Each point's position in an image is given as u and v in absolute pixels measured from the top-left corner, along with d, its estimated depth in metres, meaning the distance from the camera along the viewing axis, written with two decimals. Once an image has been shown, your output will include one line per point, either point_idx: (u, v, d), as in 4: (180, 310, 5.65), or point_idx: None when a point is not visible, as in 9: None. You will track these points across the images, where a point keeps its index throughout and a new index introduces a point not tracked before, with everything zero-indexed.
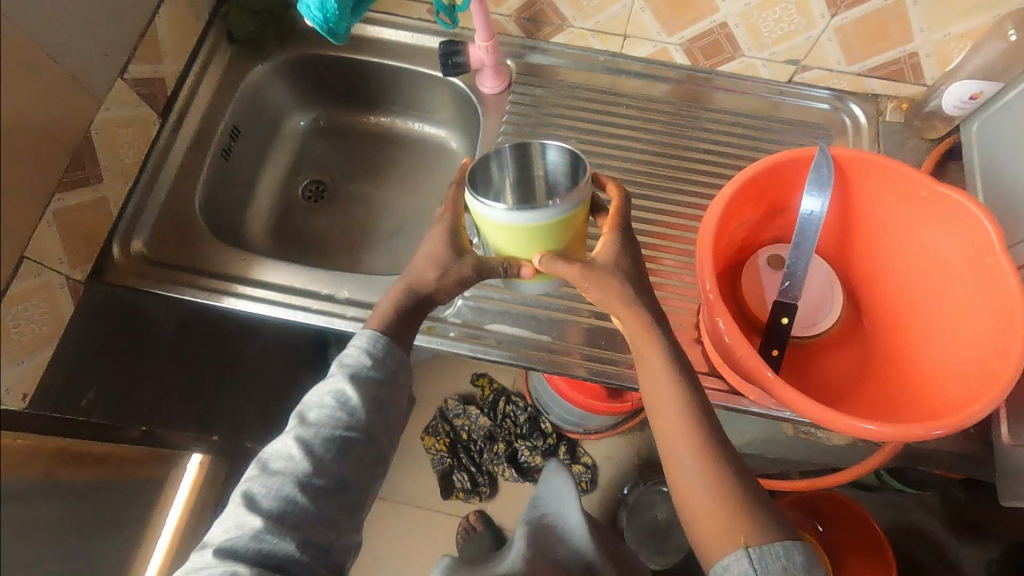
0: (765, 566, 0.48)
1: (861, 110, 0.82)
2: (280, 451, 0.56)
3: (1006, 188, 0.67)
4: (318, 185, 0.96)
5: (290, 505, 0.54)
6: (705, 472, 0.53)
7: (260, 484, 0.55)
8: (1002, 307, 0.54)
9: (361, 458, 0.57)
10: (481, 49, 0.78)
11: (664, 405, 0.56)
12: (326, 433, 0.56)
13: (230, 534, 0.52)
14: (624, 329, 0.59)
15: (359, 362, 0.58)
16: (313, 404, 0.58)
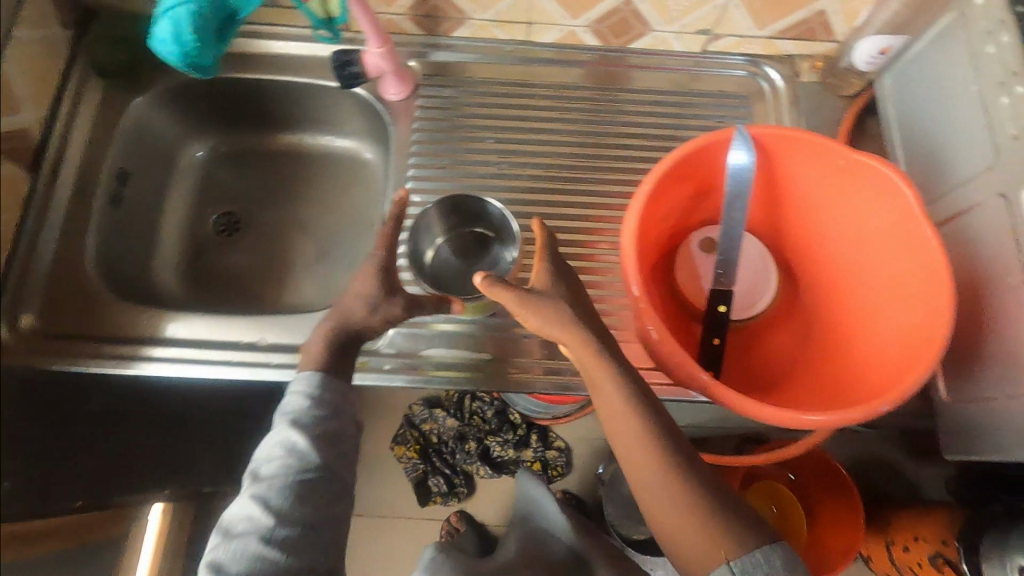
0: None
1: (777, 72, 0.80)
2: (239, 513, 0.57)
3: (925, 145, 0.66)
4: (229, 218, 0.90)
5: (258, 558, 0.54)
6: (669, 491, 0.53)
7: (224, 549, 0.55)
8: (926, 273, 0.55)
9: (318, 500, 0.58)
10: (376, 55, 0.72)
11: (621, 426, 0.55)
12: (278, 486, 0.57)
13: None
14: (570, 354, 0.56)
15: (299, 408, 0.59)
16: (264, 460, 0.59)
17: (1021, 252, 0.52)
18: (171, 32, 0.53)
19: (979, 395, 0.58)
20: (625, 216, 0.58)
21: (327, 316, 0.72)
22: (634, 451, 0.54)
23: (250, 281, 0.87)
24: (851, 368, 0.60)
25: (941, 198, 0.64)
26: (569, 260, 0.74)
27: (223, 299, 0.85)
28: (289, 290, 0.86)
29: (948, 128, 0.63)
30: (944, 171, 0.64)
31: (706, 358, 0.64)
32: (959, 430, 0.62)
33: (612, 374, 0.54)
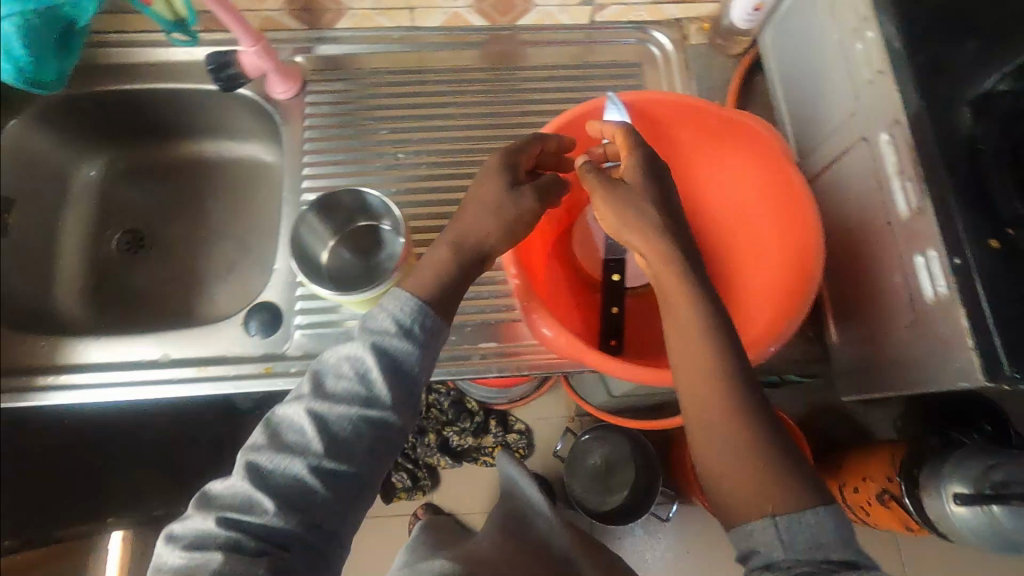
0: (794, 535, 0.43)
1: (666, 37, 0.80)
2: (291, 421, 0.50)
3: (802, 97, 0.67)
4: (133, 236, 0.87)
5: (280, 486, 0.48)
6: (733, 440, 0.47)
7: (267, 457, 0.49)
8: (795, 217, 0.56)
9: (364, 441, 0.50)
10: (251, 54, 0.70)
11: (693, 355, 0.50)
12: (343, 410, 0.50)
13: (237, 503, 0.47)
14: (647, 269, 0.53)
15: (388, 329, 0.51)
16: (335, 367, 0.52)
17: (881, 194, 0.54)
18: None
19: (860, 334, 0.60)
20: (510, 187, 0.58)
21: (230, 324, 0.70)
22: (694, 381, 0.50)
23: (163, 298, 0.85)
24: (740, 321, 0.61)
25: (818, 146, 0.64)
26: None
27: (136, 318, 0.83)
28: (204, 303, 0.85)
29: (819, 77, 0.63)
30: (819, 119, 0.64)
31: (605, 325, 0.68)
32: (850, 370, 0.63)
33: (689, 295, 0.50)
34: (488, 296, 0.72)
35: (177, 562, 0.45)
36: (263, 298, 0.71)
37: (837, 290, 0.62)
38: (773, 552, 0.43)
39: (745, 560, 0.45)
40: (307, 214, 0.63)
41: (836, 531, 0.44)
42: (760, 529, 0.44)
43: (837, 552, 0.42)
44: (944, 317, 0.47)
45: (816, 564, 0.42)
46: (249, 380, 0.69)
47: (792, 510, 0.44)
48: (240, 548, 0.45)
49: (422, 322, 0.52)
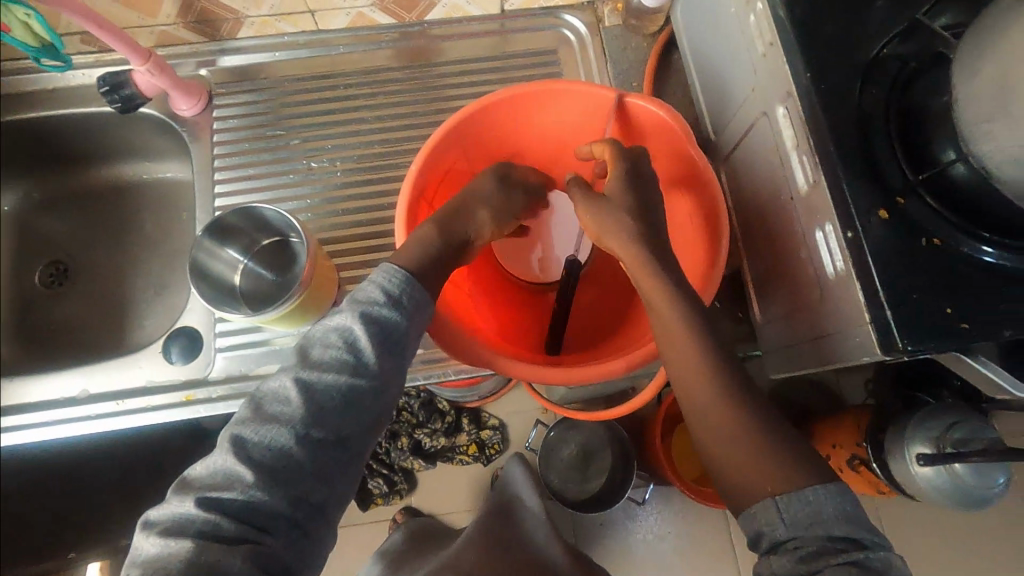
0: (792, 513, 0.45)
1: (579, 21, 0.78)
2: (275, 392, 0.46)
3: (711, 74, 0.66)
4: (57, 268, 0.85)
5: (263, 461, 0.44)
6: (727, 423, 0.50)
7: (250, 431, 0.44)
8: (703, 199, 0.56)
9: (355, 409, 0.47)
10: (145, 74, 0.68)
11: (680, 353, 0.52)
12: (330, 380, 0.46)
13: (216, 482, 0.43)
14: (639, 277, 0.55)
15: (374, 299, 0.48)
16: (322, 335, 0.48)
17: (783, 171, 0.53)
18: None
19: (778, 312, 0.59)
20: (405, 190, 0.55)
21: (148, 353, 0.68)
22: (686, 366, 0.51)
23: (90, 330, 0.82)
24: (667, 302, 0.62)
25: (728, 124, 0.63)
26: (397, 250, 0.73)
27: (63, 352, 0.81)
28: (133, 331, 0.82)
29: (722, 53, 0.62)
30: (726, 97, 0.63)
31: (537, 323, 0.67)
32: (773, 350, 0.61)
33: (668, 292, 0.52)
34: None
35: (154, 550, 0.40)
36: (181, 323, 0.70)
37: (756, 270, 0.61)
38: (774, 530, 0.45)
39: (756, 543, 0.47)
40: (201, 240, 0.61)
41: (837, 507, 0.44)
42: (763, 511, 0.46)
43: (838, 528, 0.43)
44: (844, 295, 0.46)
45: (818, 539, 0.43)
46: (170, 410, 0.67)
47: (792, 488, 0.45)
48: (221, 532, 0.41)
49: (409, 295, 0.49)
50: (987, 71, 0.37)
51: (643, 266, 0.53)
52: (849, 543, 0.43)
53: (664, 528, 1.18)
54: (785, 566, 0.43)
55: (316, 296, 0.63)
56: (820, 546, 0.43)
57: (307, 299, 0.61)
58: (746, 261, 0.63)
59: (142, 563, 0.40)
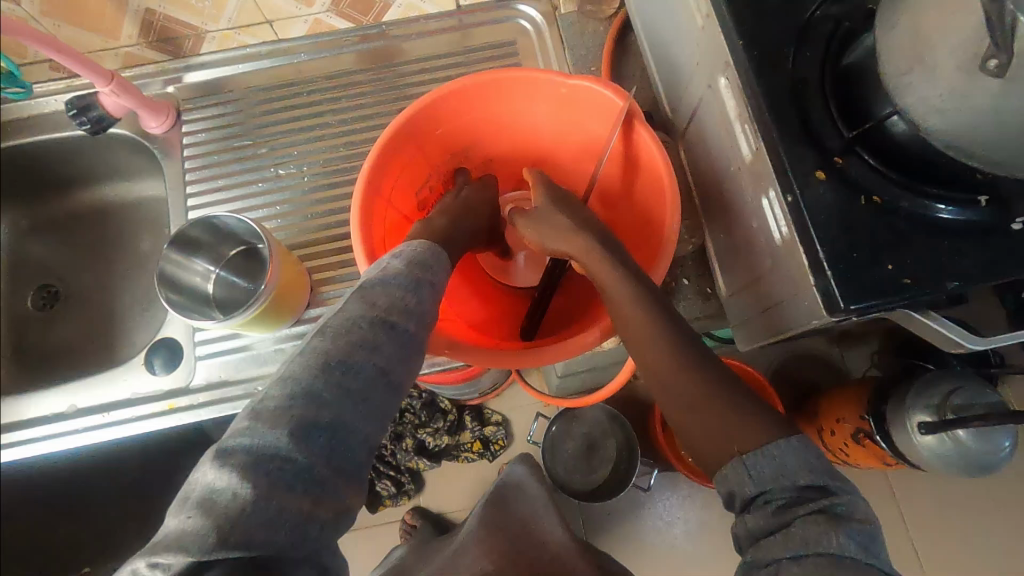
0: (758, 470, 0.44)
1: (535, 10, 0.79)
2: (343, 328, 0.42)
3: (662, 51, 0.66)
4: (49, 290, 0.87)
5: (333, 397, 0.39)
6: (695, 396, 0.50)
7: (308, 370, 0.40)
8: (655, 175, 0.56)
9: (412, 357, 0.45)
10: (110, 95, 0.69)
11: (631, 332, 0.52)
12: (386, 327, 0.43)
13: (299, 409, 0.38)
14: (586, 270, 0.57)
15: (421, 261, 0.48)
16: (376, 283, 0.45)
17: (731, 141, 0.53)
18: None
19: (741, 282, 0.59)
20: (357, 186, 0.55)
21: (133, 365, 0.70)
22: (643, 347, 0.52)
23: (82, 349, 0.84)
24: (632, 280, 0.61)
25: (681, 100, 0.63)
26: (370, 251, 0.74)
27: (57, 372, 0.83)
28: (123, 348, 0.84)
29: (669, 29, 0.62)
30: (678, 73, 0.63)
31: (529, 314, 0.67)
32: (742, 321, 0.61)
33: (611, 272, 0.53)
34: None
35: (224, 486, 0.35)
36: (162, 335, 0.72)
37: (719, 244, 0.61)
38: (745, 489, 0.45)
39: (732, 505, 0.47)
40: (168, 254, 0.63)
41: (803, 459, 0.44)
42: (732, 470, 0.46)
43: (803, 478, 0.43)
44: (792, 261, 0.46)
45: (786, 491, 0.43)
46: (156, 419, 0.69)
47: (756, 446, 0.46)
48: (303, 467, 0.37)
49: (430, 260, 0.49)
50: (902, 27, 0.37)
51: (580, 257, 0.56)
52: (817, 491, 0.43)
53: (672, 515, 1.17)
54: (760, 523, 0.43)
55: (284, 297, 0.64)
56: (789, 498, 0.43)
57: (274, 300, 0.63)
58: (710, 235, 0.63)
59: (206, 500, 0.35)
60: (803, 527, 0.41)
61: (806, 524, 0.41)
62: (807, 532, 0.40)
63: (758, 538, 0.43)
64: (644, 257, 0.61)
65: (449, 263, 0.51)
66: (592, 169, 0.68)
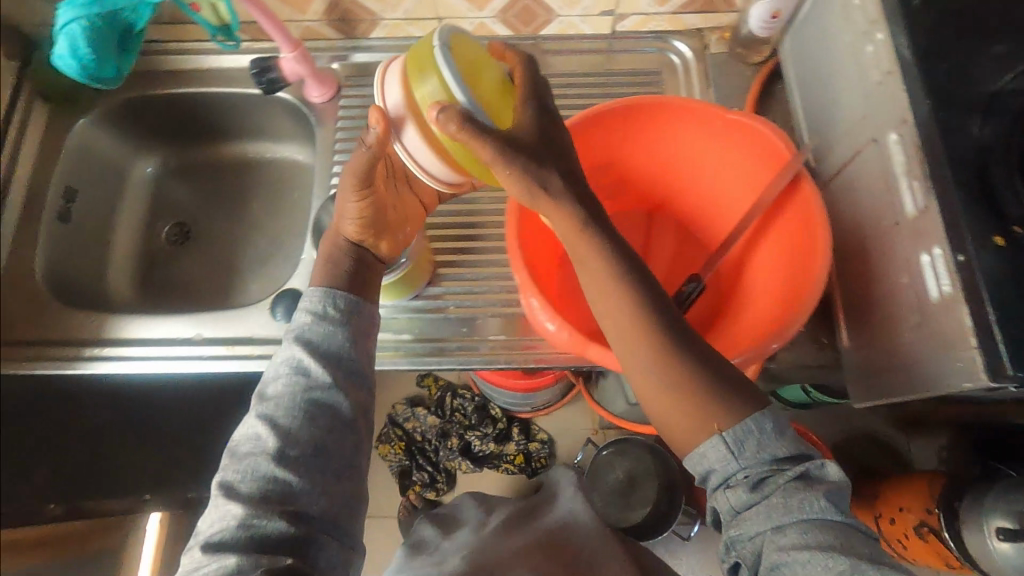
0: (741, 445, 0.47)
1: (686, 46, 0.82)
2: (247, 435, 0.54)
3: (816, 100, 0.67)
4: (182, 229, 0.93)
5: (252, 500, 0.51)
6: (659, 364, 0.51)
7: (233, 472, 0.52)
8: (805, 220, 0.55)
9: (317, 424, 0.54)
10: (290, 60, 0.76)
11: (616, 320, 0.53)
12: (291, 402, 0.54)
13: (218, 525, 0.50)
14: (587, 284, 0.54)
15: (309, 326, 0.58)
16: (270, 378, 0.57)
17: (890, 194, 0.53)
18: (69, 48, 0.55)
19: (872, 334, 0.58)
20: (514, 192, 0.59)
21: (257, 310, 0.76)
22: (660, 395, 0.51)
23: (199, 287, 0.90)
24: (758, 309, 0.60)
25: (834, 148, 0.63)
26: (492, 245, 0.78)
27: (179, 303, 0.89)
28: (237, 295, 0.89)
29: (835, 82, 0.63)
30: (833, 125, 0.64)
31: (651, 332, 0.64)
32: (861, 373, 0.61)
33: (591, 244, 0.52)
34: (501, 288, 0.76)
35: None
36: (290, 286, 0.77)
37: (850, 296, 0.61)
38: (728, 465, 0.47)
39: (706, 482, 0.49)
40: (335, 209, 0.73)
41: (776, 431, 0.48)
42: (713, 448, 0.48)
43: (780, 450, 0.47)
44: (949, 321, 0.46)
45: (767, 465, 0.47)
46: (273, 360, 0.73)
47: (736, 421, 0.48)
48: (232, 564, 0.47)
49: (348, 311, 0.59)
50: None
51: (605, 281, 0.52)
52: (791, 461, 0.47)
53: None
54: (741, 497, 0.46)
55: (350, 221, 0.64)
56: (767, 472, 0.47)
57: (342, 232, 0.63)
58: (838, 286, 0.64)
59: None
60: (783, 496, 0.45)
61: (786, 493, 0.45)
62: (789, 501, 0.45)
63: (739, 512, 0.47)
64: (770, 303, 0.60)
65: (366, 304, 0.61)
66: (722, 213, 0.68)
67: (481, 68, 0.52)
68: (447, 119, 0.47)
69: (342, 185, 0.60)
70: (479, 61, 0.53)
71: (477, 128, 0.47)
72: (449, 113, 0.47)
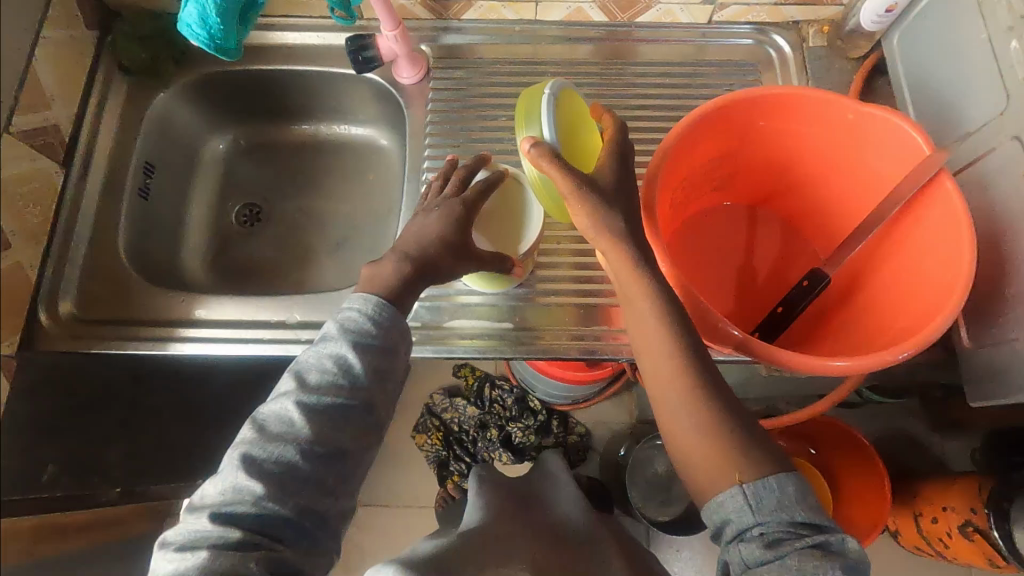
0: (760, 501, 0.47)
1: (784, 39, 0.81)
2: (278, 414, 0.54)
3: (936, 99, 0.67)
4: (252, 210, 0.91)
5: (270, 482, 0.51)
6: (689, 406, 0.52)
7: (261, 447, 0.52)
8: (944, 224, 0.55)
9: (341, 428, 0.54)
10: (390, 39, 0.75)
11: (653, 353, 0.54)
12: (329, 400, 0.54)
13: (228, 497, 0.50)
14: (630, 318, 0.56)
15: (360, 327, 0.57)
16: (312, 359, 0.56)
17: None
18: (198, 17, 0.54)
19: (1002, 337, 0.58)
20: (647, 178, 0.59)
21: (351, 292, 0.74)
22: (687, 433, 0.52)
23: (271, 270, 0.88)
24: (889, 304, 0.60)
25: (956, 147, 0.63)
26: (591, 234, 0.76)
27: (252, 284, 0.87)
28: (313, 278, 0.87)
29: (963, 80, 0.63)
30: (956, 124, 0.64)
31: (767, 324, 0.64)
32: (984, 376, 0.61)
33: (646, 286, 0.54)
34: (601, 280, 0.74)
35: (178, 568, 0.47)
36: None
37: (974, 296, 0.61)
38: (743, 517, 0.47)
39: (720, 533, 0.49)
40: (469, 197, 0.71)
41: (799, 496, 0.48)
42: (730, 499, 0.48)
43: (800, 514, 0.47)
44: None
45: (781, 525, 0.46)
46: None
47: (758, 477, 0.49)
48: (237, 538, 0.49)
49: (387, 328, 0.57)
50: None
51: (642, 316, 0.54)
52: (809, 527, 0.46)
53: None
54: (754, 553, 0.46)
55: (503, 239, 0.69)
56: (783, 531, 0.46)
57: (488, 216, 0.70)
58: None
59: None
60: (798, 559, 0.45)
61: (801, 557, 0.45)
62: (804, 565, 0.44)
63: (750, 567, 0.46)
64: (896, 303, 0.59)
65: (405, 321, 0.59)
66: (842, 210, 0.67)
67: (579, 130, 0.61)
68: (540, 154, 0.53)
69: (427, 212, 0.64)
70: (580, 119, 0.62)
71: (566, 167, 0.53)
72: (541, 148, 0.53)
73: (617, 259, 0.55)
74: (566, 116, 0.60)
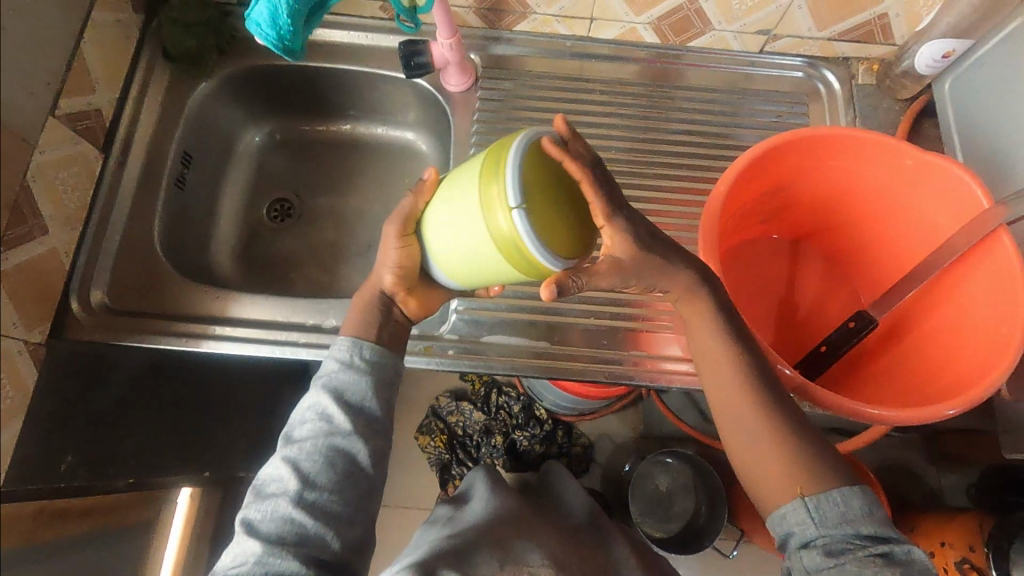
0: (823, 514, 0.46)
1: (834, 74, 0.81)
2: (272, 475, 0.53)
3: (990, 149, 0.67)
4: (283, 205, 0.90)
5: (275, 539, 0.50)
6: (758, 426, 0.51)
7: (256, 510, 0.52)
8: (1003, 281, 0.55)
9: (337, 473, 0.53)
10: (444, 46, 0.74)
11: (729, 390, 0.53)
12: (312, 447, 0.53)
13: (234, 560, 0.49)
14: (702, 353, 0.55)
15: (334, 374, 0.56)
16: (298, 419, 0.56)
17: None
18: (268, 17, 0.55)
19: None
20: (703, 213, 0.58)
21: None
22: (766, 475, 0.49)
23: (298, 268, 0.86)
24: (930, 359, 0.60)
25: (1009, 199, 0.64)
26: None
27: (278, 282, 0.85)
28: (341, 278, 0.86)
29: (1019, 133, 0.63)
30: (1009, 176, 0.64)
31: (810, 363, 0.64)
32: None
33: (710, 322, 0.54)
34: (639, 303, 0.74)
35: None
36: None
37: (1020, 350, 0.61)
38: (806, 531, 0.46)
39: (784, 547, 0.48)
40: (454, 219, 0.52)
41: (864, 508, 0.46)
42: (793, 511, 0.47)
43: (865, 526, 0.45)
44: None
45: (842, 537, 0.45)
46: (409, 355, 0.71)
47: (820, 490, 0.47)
48: None
49: (382, 371, 0.58)
50: None
51: (718, 347, 0.54)
52: (875, 539, 0.44)
53: None
54: (813, 561, 0.44)
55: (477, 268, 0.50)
56: (847, 542, 0.44)
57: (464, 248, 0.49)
58: None
59: None
60: (857, 566, 0.43)
61: (862, 565, 0.43)
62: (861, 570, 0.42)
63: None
64: (943, 353, 0.59)
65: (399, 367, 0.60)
66: (890, 253, 0.67)
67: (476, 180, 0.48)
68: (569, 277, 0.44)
69: (383, 235, 0.57)
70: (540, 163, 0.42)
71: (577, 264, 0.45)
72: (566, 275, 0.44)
73: (683, 300, 0.55)
74: (459, 198, 0.47)
